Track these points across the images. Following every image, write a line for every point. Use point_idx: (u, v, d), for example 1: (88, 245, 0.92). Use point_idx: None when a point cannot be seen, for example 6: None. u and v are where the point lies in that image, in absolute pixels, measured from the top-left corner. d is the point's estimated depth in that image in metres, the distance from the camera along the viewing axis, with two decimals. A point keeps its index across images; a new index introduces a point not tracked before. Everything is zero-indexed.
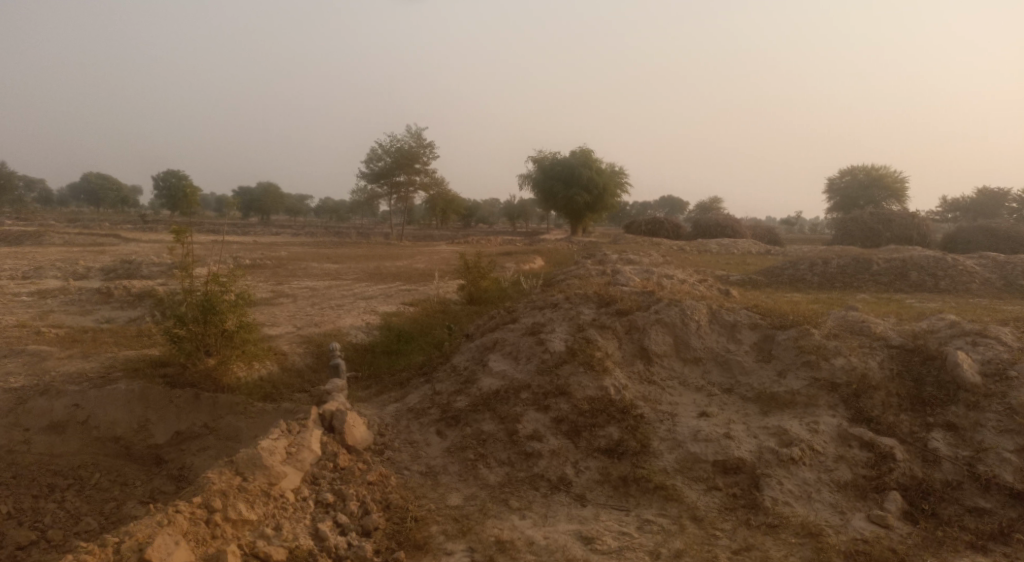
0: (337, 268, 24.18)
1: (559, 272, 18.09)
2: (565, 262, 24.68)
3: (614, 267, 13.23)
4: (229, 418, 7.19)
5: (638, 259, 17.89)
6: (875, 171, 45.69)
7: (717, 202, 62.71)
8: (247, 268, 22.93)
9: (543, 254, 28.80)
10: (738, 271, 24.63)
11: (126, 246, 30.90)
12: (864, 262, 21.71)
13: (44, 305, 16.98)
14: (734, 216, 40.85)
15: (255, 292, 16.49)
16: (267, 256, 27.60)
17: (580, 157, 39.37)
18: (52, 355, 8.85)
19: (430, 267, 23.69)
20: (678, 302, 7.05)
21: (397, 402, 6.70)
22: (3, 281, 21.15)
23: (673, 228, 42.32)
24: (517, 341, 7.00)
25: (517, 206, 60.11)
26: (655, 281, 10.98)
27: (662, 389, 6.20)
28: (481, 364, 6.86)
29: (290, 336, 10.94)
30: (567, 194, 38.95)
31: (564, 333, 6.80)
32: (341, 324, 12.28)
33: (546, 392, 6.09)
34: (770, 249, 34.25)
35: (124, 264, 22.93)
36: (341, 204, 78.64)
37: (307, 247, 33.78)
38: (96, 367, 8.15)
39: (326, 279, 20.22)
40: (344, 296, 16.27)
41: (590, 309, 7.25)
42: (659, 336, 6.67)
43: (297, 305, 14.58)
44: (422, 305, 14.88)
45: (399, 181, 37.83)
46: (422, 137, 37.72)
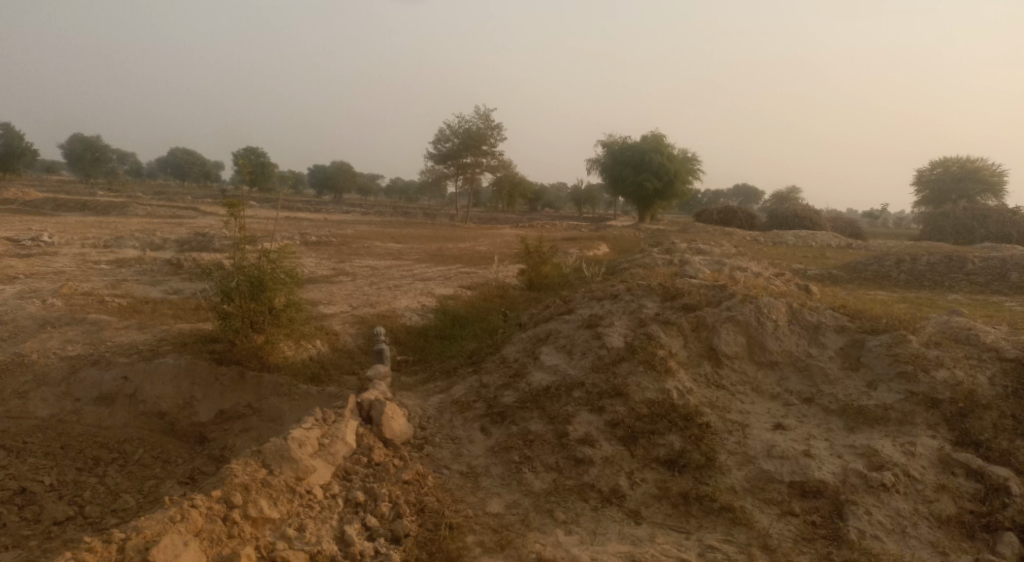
0: (400, 248, 24.16)
1: (624, 259, 17.34)
2: (630, 249, 23.90)
3: (683, 257, 12.47)
4: (273, 400, 6.99)
5: (709, 249, 16.94)
6: (970, 163, 42.39)
7: (794, 192, 59.90)
8: (312, 245, 23.18)
9: (608, 240, 27.99)
10: (816, 265, 23.21)
11: (203, 219, 31.98)
12: (958, 260, 20.00)
13: (119, 274, 17.57)
14: (813, 207, 38.72)
15: (316, 269, 16.53)
16: (333, 233, 27.95)
17: (652, 142, 38.10)
18: (111, 325, 8.92)
19: (492, 250, 23.37)
20: (753, 298, 6.36)
21: (443, 393, 6.31)
22: (86, 250, 22.10)
23: (746, 218, 40.54)
24: (572, 334, 6.49)
25: (584, 191, 59.10)
26: (727, 273, 10.19)
27: (731, 395, 5.56)
28: (533, 357, 6.38)
29: (344, 316, 10.75)
30: (636, 180, 37.82)
31: (623, 328, 6.25)
32: (396, 306, 12.05)
33: (601, 392, 5.57)
34: (851, 243, 32.26)
35: (198, 236, 23.60)
36: (410, 185, 79.47)
37: (373, 226, 34.08)
38: (149, 340, 8.13)
39: (388, 259, 20.17)
40: (402, 277, 16.10)
41: (653, 302, 6.65)
42: (729, 336, 6.02)
43: (355, 284, 14.47)
44: (479, 288, 14.50)
45: (466, 163, 37.62)
46: (490, 118, 37.30)
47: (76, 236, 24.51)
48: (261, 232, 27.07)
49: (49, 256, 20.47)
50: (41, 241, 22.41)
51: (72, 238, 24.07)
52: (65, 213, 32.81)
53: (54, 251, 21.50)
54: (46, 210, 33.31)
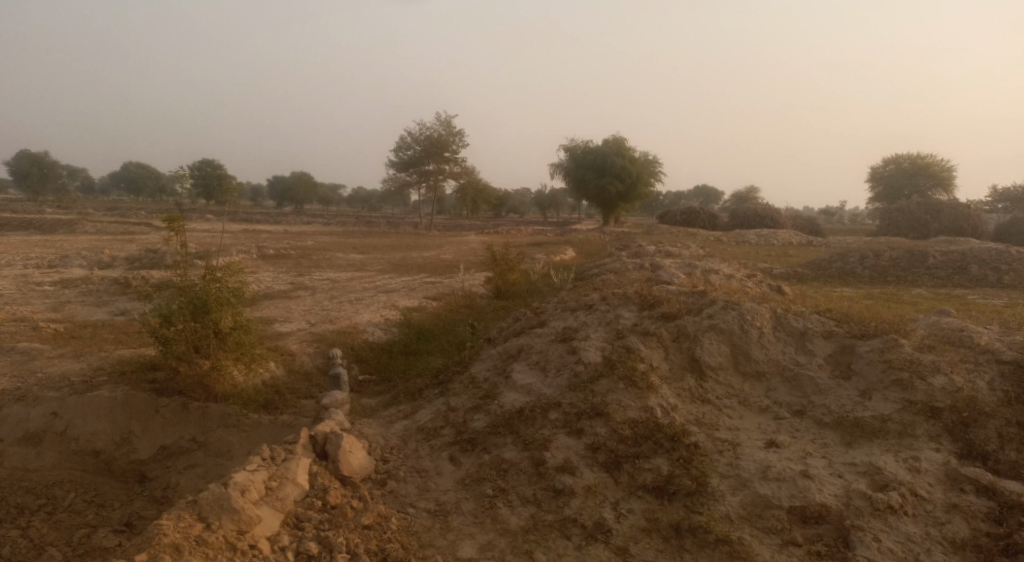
0: (362, 258, 23.47)
1: (592, 264, 17.00)
2: (598, 253, 23.64)
3: (652, 261, 12.17)
4: (220, 432, 6.37)
5: (677, 251, 16.71)
6: (920, 159, 43.40)
7: (754, 191, 60.72)
8: (270, 258, 22.34)
9: (575, 244, 27.72)
10: (781, 263, 23.26)
11: (156, 234, 30.77)
12: (919, 255, 20.18)
13: (61, 295, 16.56)
14: (773, 206, 39.11)
15: (273, 284, 15.78)
16: (293, 246, 27.08)
17: (613, 145, 38.00)
18: (42, 354, 8.14)
19: (458, 258, 22.85)
20: (736, 305, 6.01)
21: (407, 418, 5.79)
22: (28, 271, 20.89)
23: (709, 218, 40.76)
24: (545, 350, 6.03)
25: (548, 195, 58.98)
26: (700, 276, 9.88)
27: (719, 411, 5.18)
28: (504, 376, 5.90)
29: (301, 334, 10.13)
30: (600, 183, 37.67)
31: (600, 341, 5.82)
32: (358, 321, 11.46)
33: (579, 412, 5.13)
34: (813, 240, 32.57)
35: (150, 252, 22.58)
36: (372, 194, 78.40)
37: (335, 237, 33.23)
38: (83, 370, 7.39)
39: (350, 271, 19.49)
40: (364, 289, 15.47)
41: (631, 312, 6.24)
42: (713, 345, 5.63)
43: (314, 299, 13.81)
44: (445, 299, 13.98)
45: (428, 170, 37.04)
46: (451, 124, 36.79)
47: (18, 256, 23.26)
48: (218, 246, 26.10)
49: None
50: None
51: (13, 258, 22.80)
52: (8, 232, 31.27)
53: None
54: None
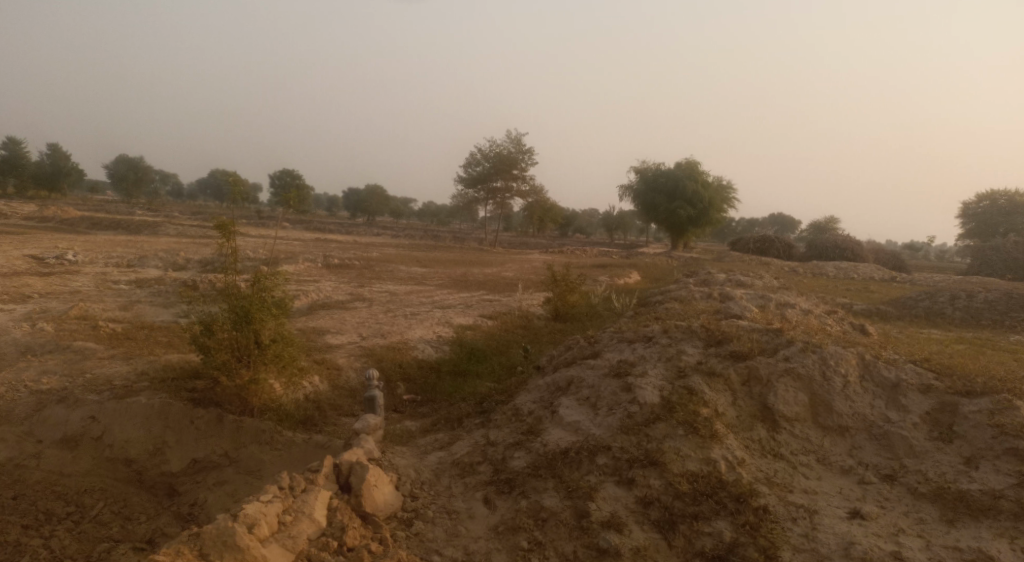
0: (424, 272, 23.40)
1: (657, 290, 16.32)
2: (664, 278, 22.86)
3: (722, 291, 11.43)
4: (252, 449, 6.12)
5: (748, 281, 15.82)
6: (1019, 196, 40.37)
7: (833, 222, 58.01)
8: (335, 267, 22.56)
9: (641, 268, 26.89)
10: (861, 299, 21.81)
11: (232, 237, 31.79)
12: (1020, 299, 18.47)
13: (134, 295, 17.10)
14: (854, 238, 37.08)
15: (333, 294, 15.81)
16: (359, 256, 27.41)
17: (686, 169, 36.99)
18: (95, 355, 8.18)
19: (518, 277, 22.50)
20: (817, 347, 5.34)
21: (443, 450, 5.36)
22: (109, 269, 21.81)
23: (784, 247, 39.03)
24: (597, 384, 5.49)
25: (616, 217, 58.12)
26: (774, 310, 9.13)
27: (792, 470, 4.53)
28: (550, 411, 5.39)
29: (351, 348, 9.92)
30: (670, 207, 36.71)
31: (658, 379, 5.25)
32: (409, 336, 11.19)
33: (631, 459, 4.57)
34: (896, 276, 30.60)
35: (221, 255, 23.22)
36: (441, 209, 79.43)
37: (400, 249, 33.58)
38: (129, 375, 7.33)
39: (409, 284, 19.43)
40: (421, 304, 15.26)
41: (695, 347, 5.64)
42: (788, 394, 5.00)
43: (370, 311, 13.67)
44: (501, 318, 13.57)
45: (496, 187, 37.02)
46: (521, 141, 36.71)
47: (101, 255, 24.36)
48: (287, 253, 26.68)
49: (70, 275, 20.16)
50: (65, 260, 22.22)
51: (97, 256, 23.88)
52: (98, 231, 33.01)
53: (76, 269, 21.24)
54: (81, 228, 33.54)
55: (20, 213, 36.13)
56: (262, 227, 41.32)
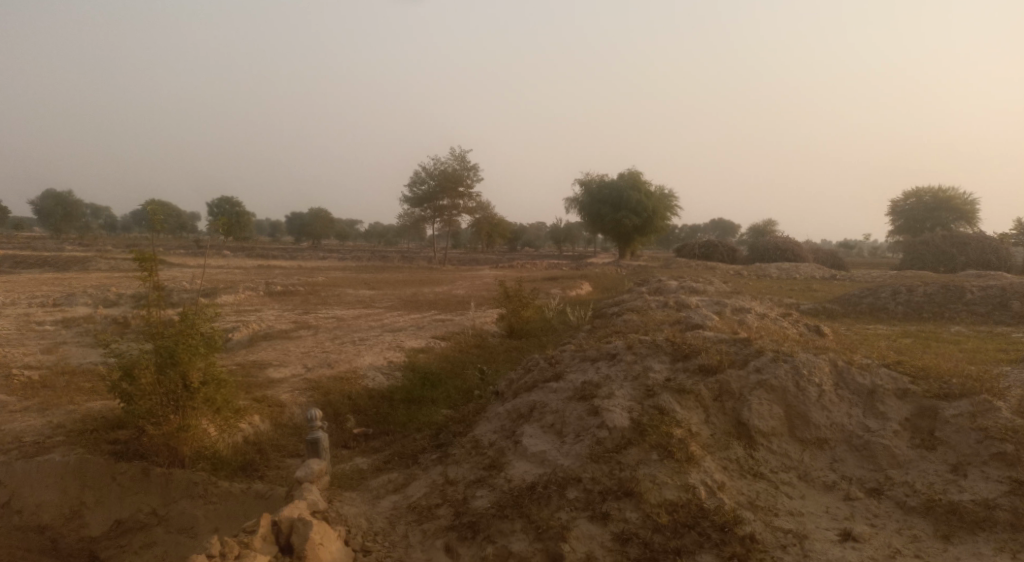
0: (372, 295, 22.70)
1: (610, 301, 16.11)
2: (615, 288, 22.80)
3: (676, 298, 11.28)
4: (184, 504, 5.48)
5: (700, 287, 15.77)
6: (942, 191, 42.23)
7: (771, 224, 59.61)
8: (278, 295, 21.65)
9: (592, 279, 26.82)
10: (807, 298, 22.19)
11: (168, 269, 30.32)
12: (956, 290, 19.05)
13: (58, 336, 15.90)
14: (794, 239, 38.06)
15: (276, 324, 15.02)
16: (304, 282, 26.47)
17: (629, 179, 37.35)
18: (5, 407, 7.34)
19: (470, 294, 22.06)
20: (788, 357, 5.12)
21: (398, 493, 4.88)
22: (32, 310, 20.34)
23: (728, 252, 39.75)
24: (562, 409, 5.11)
25: (563, 229, 58.34)
26: (732, 316, 8.96)
27: (775, 490, 4.24)
28: (513, 441, 4.98)
29: (295, 381, 9.28)
30: (615, 218, 36.94)
31: (626, 401, 4.91)
32: (358, 364, 10.59)
33: (604, 490, 4.20)
34: (836, 274, 31.43)
35: (156, 287, 22.00)
36: (388, 229, 78.36)
37: (348, 272, 32.71)
38: (44, 428, 6.54)
39: (357, 308, 18.73)
40: (370, 329, 14.63)
41: (662, 363, 5.33)
42: (763, 407, 4.75)
43: (316, 340, 13.00)
44: (454, 338, 13.10)
45: (442, 205, 36.55)
46: (465, 158, 36.40)
47: (23, 295, 22.79)
48: (227, 282, 25.54)
49: None
50: None
51: (18, 296, 22.30)
52: (22, 269, 31.01)
53: None
54: (3, 268, 31.48)
55: None
56: (201, 256, 39.74)
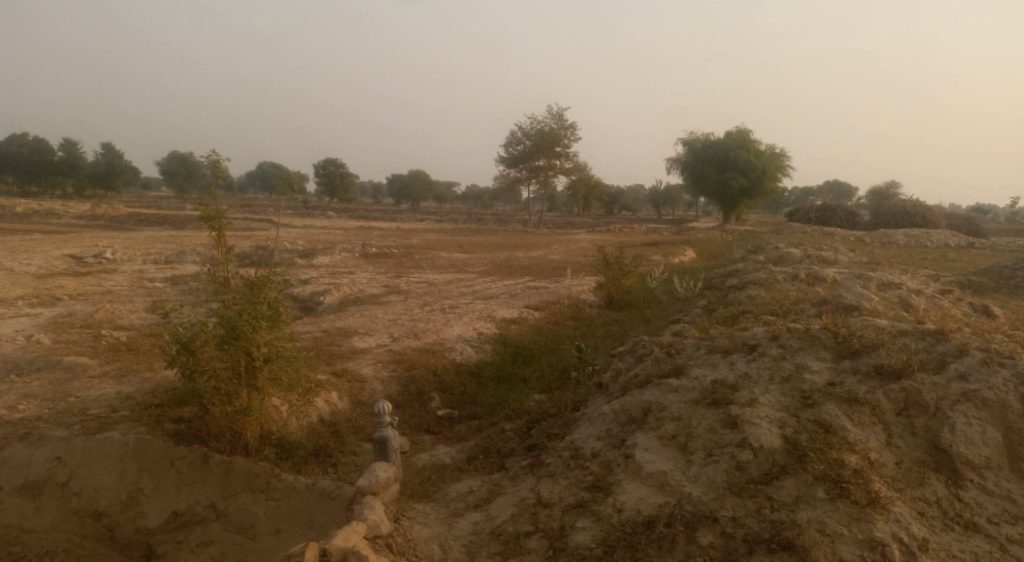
0: (466, 258, 22.05)
1: (721, 270, 14.54)
2: (723, 255, 21.02)
3: (805, 270, 9.71)
4: (243, 499, 4.85)
5: (826, 255, 13.91)
6: None
7: (895, 186, 54.21)
8: (373, 256, 21.48)
9: (696, 245, 24.98)
10: (947, 269, 19.49)
11: (273, 230, 31.13)
12: None
13: (164, 293, 16.20)
14: (925, 202, 34.10)
15: (367, 287, 14.59)
16: (399, 243, 26.38)
17: (736, 138, 34.67)
18: (85, 372, 6.97)
19: (566, 259, 21.00)
20: (1005, 361, 3.77)
21: (480, 513, 3.97)
22: (147, 267, 21.16)
23: (847, 216, 36.27)
24: (686, 417, 4.00)
25: (663, 191, 55.59)
26: (884, 294, 7.40)
27: (1000, 555, 2.97)
28: (622, 454, 3.95)
29: (380, 352, 8.64)
30: (720, 179, 34.46)
31: (775, 412, 3.75)
32: (446, 334, 9.84)
33: (749, 537, 3.10)
34: (977, 242, 27.81)
35: (258, 247, 22.29)
36: (485, 192, 78.19)
37: (443, 234, 32.48)
38: (113, 398, 6.05)
39: (449, 272, 18.14)
40: (461, 295, 13.93)
41: (821, 361, 4.11)
42: (971, 430, 3.47)
43: (405, 306, 12.37)
44: (549, 308, 12.09)
45: (539, 166, 35.40)
46: (563, 116, 34.89)
47: (139, 251, 23.81)
48: (325, 243, 25.76)
49: (106, 274, 19.51)
50: (103, 258, 21.65)
51: (135, 253, 23.31)
52: (144, 227, 32.85)
53: (114, 268, 20.64)
54: (129, 225, 33.40)
55: (71, 212, 36.39)
56: (305, 217, 40.75)
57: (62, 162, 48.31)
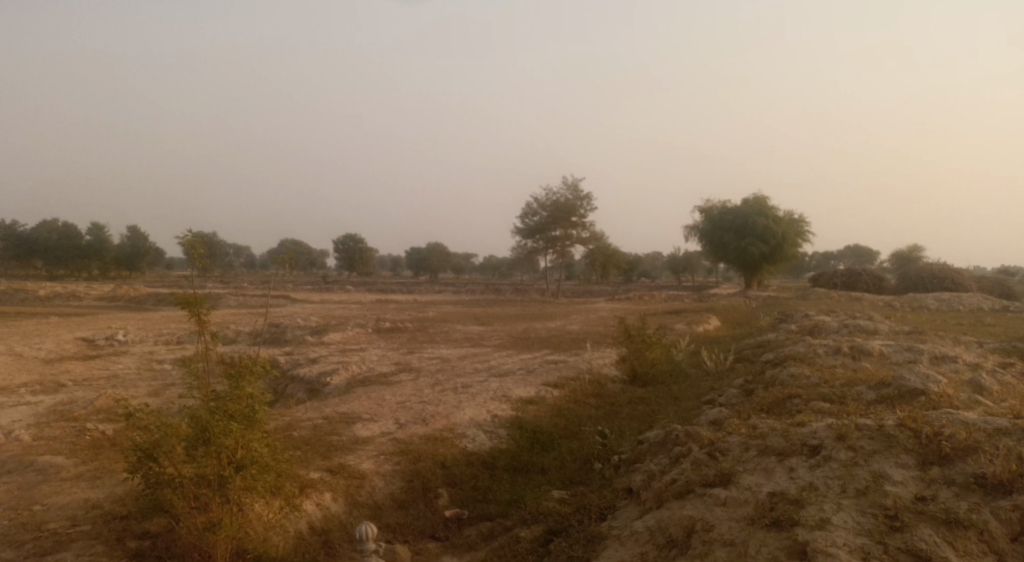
0: (482, 331, 21.34)
1: (751, 341, 13.69)
2: (749, 324, 20.15)
3: (847, 342, 8.91)
4: None
5: (863, 324, 13.05)
6: None
7: (917, 249, 53.18)
8: (387, 332, 20.92)
9: (720, 312, 24.18)
10: (990, 335, 18.43)
11: (289, 306, 30.89)
12: None
13: (170, 376, 15.65)
14: (953, 265, 33.09)
15: (378, 366, 13.91)
16: (414, 317, 25.89)
17: (754, 204, 34.26)
18: (57, 475, 6.30)
19: (585, 331, 20.24)
20: None
21: None
22: (159, 348, 20.78)
23: (872, 281, 35.25)
24: (740, 540, 3.21)
25: (681, 258, 54.95)
26: (944, 372, 6.57)
27: None
28: None
29: (383, 441, 7.89)
30: (740, 245, 33.85)
31: (853, 536, 2.96)
32: (457, 418, 9.07)
33: None
34: (1013, 306, 26.64)
35: (271, 324, 21.88)
36: (502, 262, 78.31)
37: (459, 306, 32.04)
38: (77, 508, 5.34)
39: (464, 347, 17.44)
40: (476, 372, 13.19)
41: (903, 469, 3.36)
42: None
43: (416, 386, 11.64)
44: (568, 385, 11.28)
45: (555, 236, 35.17)
46: (579, 187, 34.86)
47: (152, 332, 23.49)
48: (339, 319, 25.34)
49: (116, 357, 19.11)
50: (114, 341, 21.31)
51: (147, 333, 23.00)
52: (162, 306, 32.81)
53: (125, 350, 20.27)
54: (147, 305, 33.42)
55: (93, 293, 36.67)
56: (323, 292, 40.70)
57: (91, 245, 49.42)
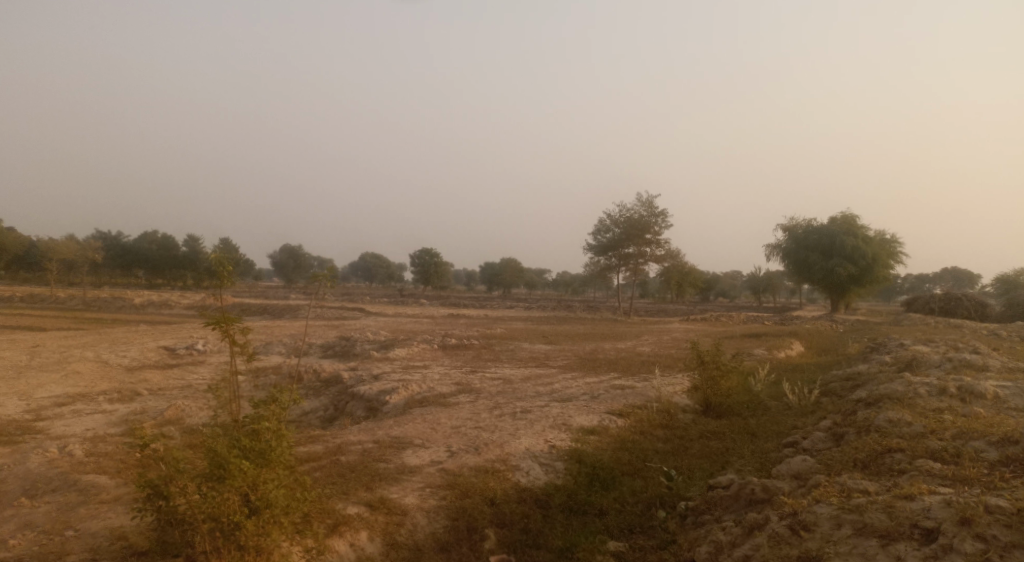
0: (549, 351, 20.69)
1: (838, 373, 12.48)
2: (835, 352, 18.66)
3: (954, 380, 7.82)
4: None
5: (971, 358, 11.64)
6: None
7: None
8: (452, 348, 20.62)
9: (803, 337, 22.64)
10: None
11: (361, 319, 31.22)
12: None
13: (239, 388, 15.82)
14: None
15: (438, 385, 13.52)
16: (482, 333, 25.56)
17: (842, 223, 32.25)
18: (97, 496, 6.16)
19: (656, 354, 19.29)
20: None
21: None
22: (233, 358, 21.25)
23: (975, 306, 32.39)
24: None
25: (762, 277, 52.53)
26: None
27: None
28: None
29: (430, 473, 7.43)
30: (827, 266, 31.86)
31: None
32: (511, 448, 8.49)
33: None
34: None
35: (341, 337, 21.98)
36: (574, 279, 77.46)
37: (528, 323, 31.55)
38: (104, 538, 5.11)
39: (529, 368, 16.86)
40: (537, 396, 12.59)
41: None
42: None
43: (473, 410, 11.15)
44: (634, 414, 10.50)
45: (628, 253, 34.20)
46: (654, 203, 33.82)
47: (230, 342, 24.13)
48: (407, 333, 25.33)
49: (192, 367, 19.62)
50: (193, 350, 21.97)
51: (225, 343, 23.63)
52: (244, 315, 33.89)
53: (202, 360, 20.83)
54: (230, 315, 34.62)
55: (183, 302, 38.40)
56: (397, 306, 41.09)
57: (185, 256, 52.04)
